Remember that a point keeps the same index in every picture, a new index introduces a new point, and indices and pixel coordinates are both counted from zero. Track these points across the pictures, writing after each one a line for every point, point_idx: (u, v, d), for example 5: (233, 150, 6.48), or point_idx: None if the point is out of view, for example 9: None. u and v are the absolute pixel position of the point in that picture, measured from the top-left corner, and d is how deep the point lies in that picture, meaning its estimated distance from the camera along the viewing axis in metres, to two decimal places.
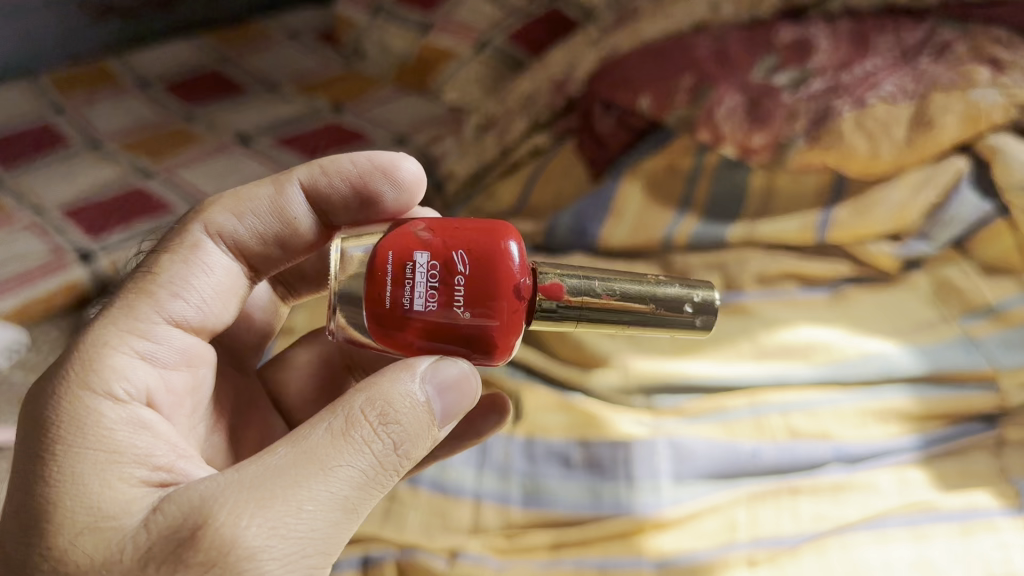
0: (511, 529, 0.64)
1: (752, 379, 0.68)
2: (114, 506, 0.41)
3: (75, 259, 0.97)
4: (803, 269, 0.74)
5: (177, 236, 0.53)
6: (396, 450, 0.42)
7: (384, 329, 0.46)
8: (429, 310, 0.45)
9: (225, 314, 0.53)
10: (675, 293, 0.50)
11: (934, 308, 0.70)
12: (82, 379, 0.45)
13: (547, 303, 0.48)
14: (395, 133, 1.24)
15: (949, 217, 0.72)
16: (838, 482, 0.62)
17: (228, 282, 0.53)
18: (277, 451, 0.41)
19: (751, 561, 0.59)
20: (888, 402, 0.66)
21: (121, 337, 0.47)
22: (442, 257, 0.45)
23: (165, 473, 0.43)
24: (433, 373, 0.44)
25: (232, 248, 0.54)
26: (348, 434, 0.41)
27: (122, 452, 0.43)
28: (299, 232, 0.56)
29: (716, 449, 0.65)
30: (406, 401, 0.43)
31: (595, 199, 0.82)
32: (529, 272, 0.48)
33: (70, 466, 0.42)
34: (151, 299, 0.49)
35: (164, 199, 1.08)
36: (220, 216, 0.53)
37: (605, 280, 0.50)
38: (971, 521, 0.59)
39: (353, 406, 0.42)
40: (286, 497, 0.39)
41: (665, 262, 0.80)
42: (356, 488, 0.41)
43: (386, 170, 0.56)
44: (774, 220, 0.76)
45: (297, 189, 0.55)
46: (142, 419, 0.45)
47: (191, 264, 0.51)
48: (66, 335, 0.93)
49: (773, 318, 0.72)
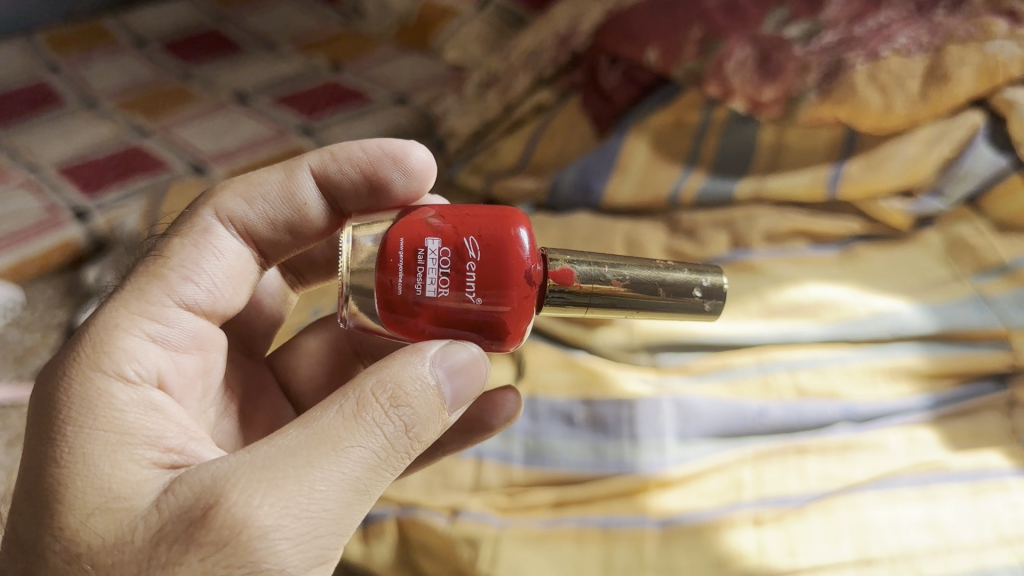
0: (513, 488, 0.63)
1: (761, 337, 0.67)
2: (125, 487, 0.39)
3: (70, 218, 0.96)
4: (812, 227, 0.73)
5: (187, 220, 0.51)
6: (407, 433, 0.41)
7: (394, 315, 0.45)
8: (440, 297, 0.44)
9: (236, 300, 0.52)
10: (684, 277, 0.48)
11: (945, 266, 0.69)
12: (92, 360, 0.43)
13: (557, 289, 0.47)
14: (396, 92, 1.22)
15: (964, 172, 0.69)
16: (846, 442, 0.61)
17: (239, 267, 0.52)
18: (288, 432, 0.39)
19: (757, 520, 0.58)
20: (897, 360, 0.65)
21: (132, 318, 0.46)
22: (454, 244, 0.44)
23: (177, 455, 0.41)
24: (444, 357, 0.43)
25: (242, 233, 0.52)
26: (360, 415, 0.40)
27: (133, 434, 0.41)
28: (307, 218, 0.54)
29: (721, 408, 0.64)
30: (417, 383, 0.41)
31: (600, 156, 0.81)
32: (540, 259, 0.47)
33: (80, 448, 0.40)
34: (162, 281, 0.48)
35: (161, 158, 1.06)
36: (231, 201, 0.52)
37: (614, 265, 0.48)
38: (982, 481, 0.58)
39: (364, 388, 0.40)
40: (299, 477, 0.38)
41: (671, 219, 0.78)
42: (367, 470, 0.40)
43: (397, 158, 0.54)
44: (783, 175, 0.74)
45: (307, 175, 0.53)
46: (154, 401, 0.44)
47: (201, 247, 0.50)
48: (62, 296, 0.92)
49: (782, 276, 0.71)
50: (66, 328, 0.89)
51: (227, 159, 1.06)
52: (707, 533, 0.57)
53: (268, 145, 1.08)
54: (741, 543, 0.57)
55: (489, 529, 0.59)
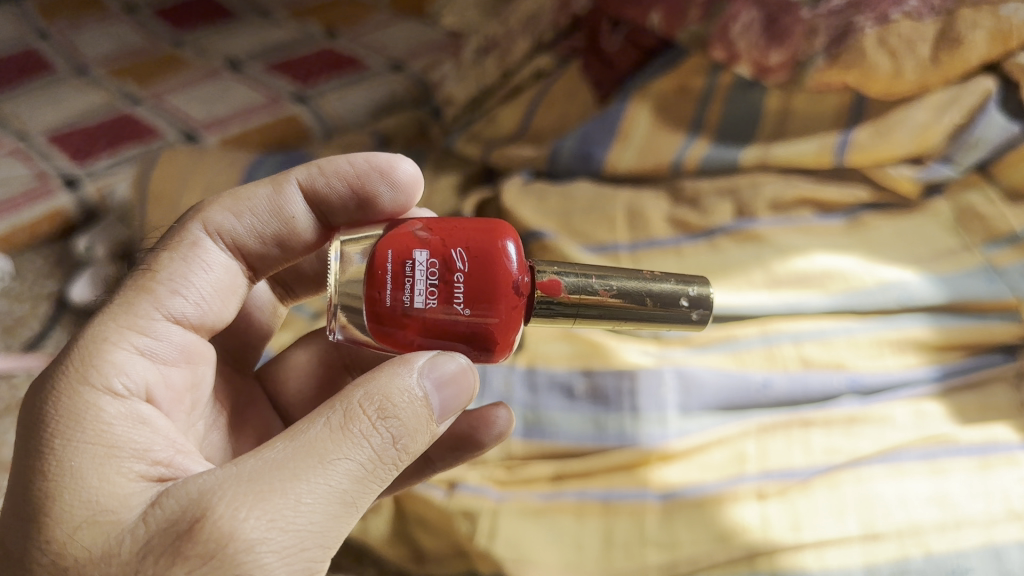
0: (512, 461, 0.62)
1: (765, 307, 0.66)
2: (112, 500, 0.38)
3: (60, 185, 0.94)
4: (819, 195, 0.71)
5: (174, 235, 0.49)
6: (395, 444, 0.39)
7: (382, 328, 0.43)
8: (428, 308, 0.43)
9: (225, 313, 0.50)
10: (670, 287, 0.47)
11: (954, 235, 0.67)
12: (80, 373, 0.41)
13: (545, 300, 0.46)
14: (392, 58, 1.20)
15: (975, 139, 0.67)
16: (852, 415, 0.60)
17: (228, 280, 0.49)
18: (275, 445, 0.38)
19: (761, 494, 0.57)
20: (904, 331, 0.63)
21: (120, 332, 0.44)
22: (441, 255, 0.42)
23: (164, 468, 0.40)
24: (431, 367, 0.41)
25: (230, 247, 0.50)
26: (348, 427, 0.38)
27: (121, 446, 0.40)
28: (296, 232, 0.52)
29: (723, 380, 0.62)
30: (405, 395, 0.40)
31: (600, 122, 0.79)
32: (528, 270, 0.46)
33: (67, 461, 0.39)
34: (151, 295, 0.46)
35: (152, 125, 1.04)
36: (219, 215, 0.49)
37: (602, 276, 0.47)
38: (991, 455, 0.57)
39: (351, 400, 0.39)
40: (284, 490, 0.36)
41: (673, 187, 0.76)
42: (354, 481, 0.38)
43: (383, 171, 0.52)
44: (789, 142, 0.72)
45: (296, 190, 0.51)
46: (142, 414, 0.42)
47: (189, 262, 0.47)
48: (51, 265, 0.92)
49: (787, 246, 0.69)
50: (57, 298, 0.89)
51: (220, 127, 1.04)
52: (710, 506, 0.56)
53: (261, 113, 1.06)
54: (743, 516, 0.56)
55: (487, 502, 0.59)
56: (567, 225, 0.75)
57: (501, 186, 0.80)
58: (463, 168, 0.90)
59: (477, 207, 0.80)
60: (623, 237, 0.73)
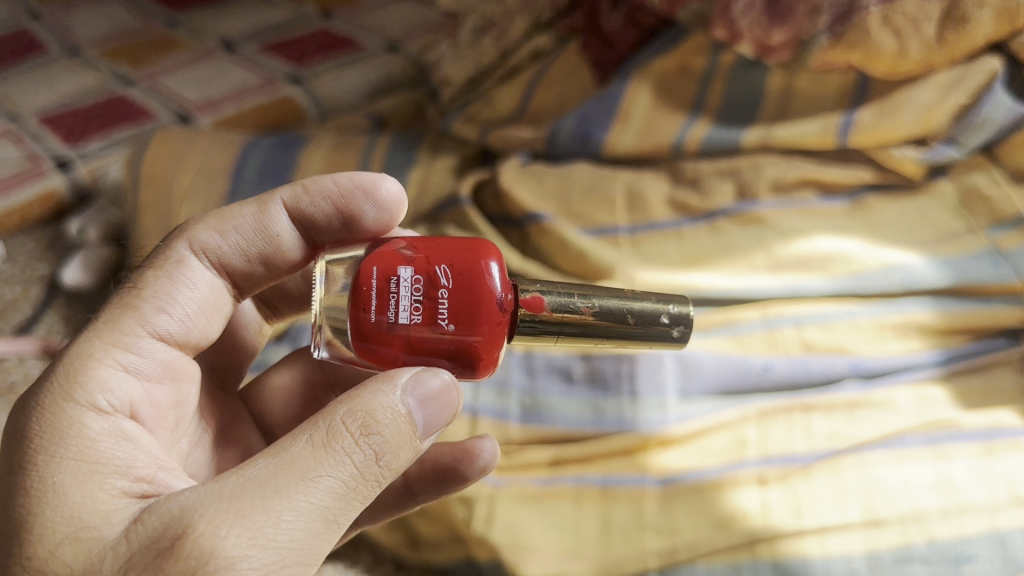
0: (510, 446, 0.61)
1: (767, 290, 0.65)
2: (94, 517, 0.37)
3: (52, 167, 0.93)
4: (821, 176, 0.70)
5: (159, 253, 0.48)
6: (378, 461, 0.39)
7: (366, 344, 0.43)
8: (412, 324, 0.42)
9: (210, 330, 0.49)
10: (650, 306, 0.46)
11: (959, 218, 0.66)
12: (65, 390, 0.41)
13: (528, 318, 0.45)
14: (388, 40, 1.18)
15: (981, 119, 0.66)
16: (854, 399, 0.59)
17: (213, 298, 0.49)
18: (257, 462, 0.37)
19: (762, 479, 0.56)
20: (908, 315, 0.62)
21: (106, 349, 0.43)
22: (426, 271, 0.42)
23: (147, 484, 0.40)
24: (415, 384, 0.40)
25: (216, 265, 0.49)
26: (330, 444, 0.38)
27: (104, 462, 0.40)
28: (281, 251, 0.51)
29: (724, 364, 0.61)
30: (388, 412, 0.39)
31: (600, 102, 0.77)
32: (511, 288, 0.45)
33: (49, 477, 0.38)
34: (135, 313, 0.45)
35: (145, 107, 1.02)
36: (204, 233, 0.48)
37: (584, 294, 0.46)
38: (995, 441, 0.56)
39: (334, 416, 0.38)
40: (265, 507, 0.36)
41: (674, 169, 0.75)
42: (336, 499, 0.38)
43: (367, 190, 0.50)
44: (792, 123, 0.71)
45: (280, 210, 0.50)
46: (126, 431, 0.42)
47: (174, 280, 0.47)
48: (42, 249, 0.90)
49: (789, 228, 0.68)
50: (49, 281, 0.87)
51: (214, 108, 1.02)
52: (710, 492, 0.56)
53: (255, 94, 1.04)
54: (743, 502, 0.55)
55: (484, 487, 0.58)
56: (565, 208, 0.74)
57: (499, 167, 0.79)
58: (460, 151, 0.88)
59: (474, 188, 0.79)
60: (622, 220, 0.72)
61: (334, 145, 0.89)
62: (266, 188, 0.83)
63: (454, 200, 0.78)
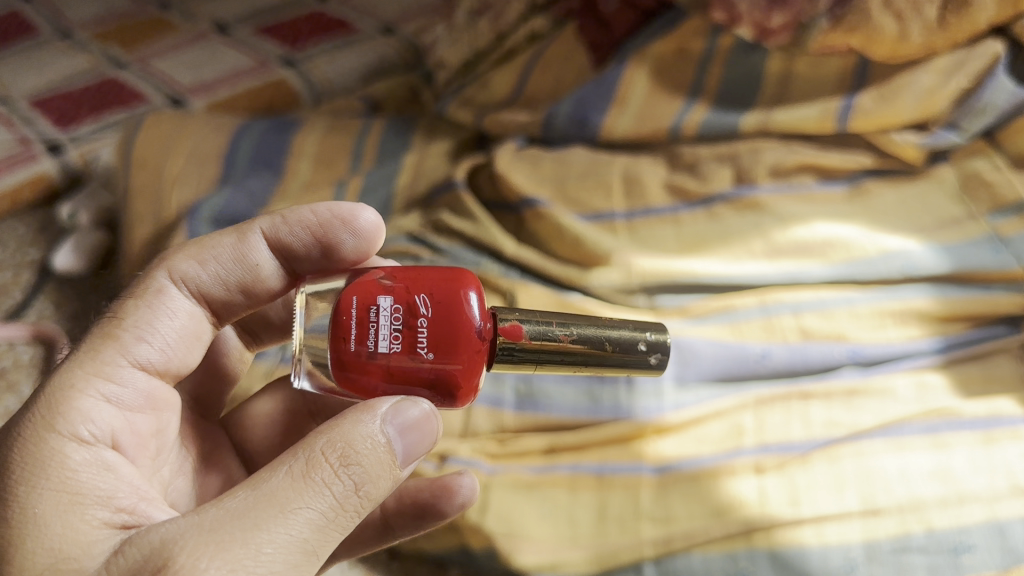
0: (503, 434, 0.60)
1: (765, 277, 0.64)
2: (75, 547, 0.37)
3: (43, 150, 0.91)
4: (821, 161, 0.69)
5: (139, 282, 0.48)
6: (357, 491, 0.38)
7: (345, 373, 0.42)
8: (392, 353, 0.41)
9: (190, 358, 0.48)
10: (628, 333, 0.46)
11: (959, 204, 0.65)
12: (46, 419, 0.41)
13: (507, 346, 0.44)
14: (383, 22, 1.17)
15: (982, 104, 0.66)
16: (852, 387, 0.59)
17: (193, 327, 0.48)
18: (236, 494, 0.37)
19: (758, 468, 0.55)
20: (908, 302, 0.62)
21: (87, 379, 0.43)
22: (405, 300, 0.42)
23: (128, 515, 0.39)
24: (394, 413, 0.40)
25: (195, 294, 0.48)
26: (309, 475, 0.37)
27: (85, 493, 0.39)
28: (260, 279, 0.51)
29: (721, 351, 0.61)
30: (367, 442, 0.38)
31: (596, 86, 0.76)
32: (489, 317, 0.44)
33: (31, 507, 0.38)
34: (116, 342, 0.44)
35: (137, 90, 1.00)
36: (184, 262, 0.48)
37: (562, 322, 0.46)
38: (995, 429, 0.55)
39: (314, 447, 0.38)
40: (245, 539, 0.35)
41: (671, 153, 0.74)
42: (316, 530, 0.37)
43: (344, 219, 0.50)
44: (791, 107, 0.70)
45: (260, 239, 0.50)
46: (107, 461, 0.41)
47: (154, 308, 0.46)
48: (33, 234, 0.89)
49: (788, 214, 0.67)
50: (40, 266, 0.86)
51: (206, 91, 1.01)
52: (705, 480, 0.55)
53: (249, 77, 1.03)
54: (740, 490, 0.54)
55: (479, 475, 0.58)
56: (561, 192, 0.73)
57: (494, 151, 0.77)
58: (455, 135, 0.87)
59: (469, 173, 0.78)
60: (619, 205, 0.71)
61: (327, 130, 0.88)
62: (258, 173, 0.83)
63: (449, 185, 0.77)
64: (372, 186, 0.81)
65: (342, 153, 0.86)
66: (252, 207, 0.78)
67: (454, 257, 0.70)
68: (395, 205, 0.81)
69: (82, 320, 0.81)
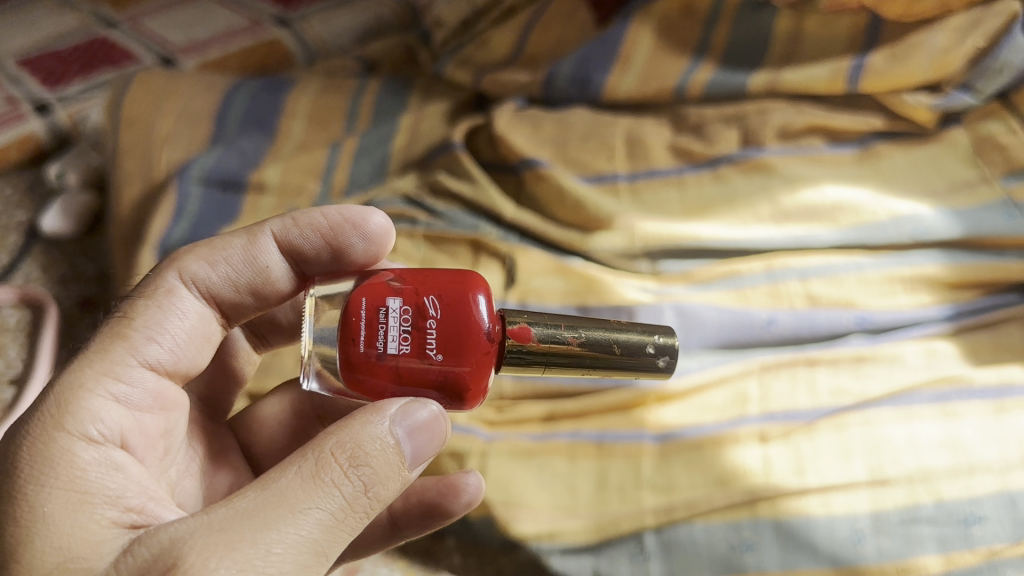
0: (502, 400, 0.59)
1: (772, 241, 0.62)
2: (84, 546, 0.35)
3: (30, 110, 0.89)
4: (831, 123, 0.67)
5: (147, 281, 0.45)
6: (366, 492, 0.36)
7: (354, 375, 0.40)
8: (401, 355, 0.39)
9: (199, 360, 0.46)
10: (636, 335, 0.43)
11: (972, 167, 0.63)
12: (55, 417, 0.38)
13: (515, 349, 0.42)
14: None
15: (1000, 64, 0.63)
16: (859, 354, 0.57)
17: (203, 328, 0.45)
18: (245, 494, 0.35)
19: (762, 436, 0.54)
20: (918, 268, 0.60)
21: (97, 378, 0.40)
22: (414, 302, 0.39)
23: (137, 515, 0.37)
24: (403, 414, 0.38)
25: (205, 295, 0.46)
26: (319, 476, 0.35)
27: (93, 492, 0.37)
28: (270, 281, 0.48)
29: (726, 317, 0.59)
30: (376, 443, 0.37)
31: (599, 44, 0.73)
32: (498, 319, 0.42)
33: (39, 506, 0.35)
34: (126, 341, 0.42)
35: (128, 49, 0.97)
36: (194, 263, 0.45)
37: (570, 324, 0.43)
38: (1007, 399, 0.54)
39: (323, 448, 0.36)
40: (256, 539, 0.33)
41: (676, 115, 0.71)
42: (326, 531, 0.35)
43: (356, 223, 0.48)
44: (801, 67, 0.68)
45: (270, 241, 0.47)
46: (116, 460, 0.39)
47: (164, 308, 0.44)
48: (20, 194, 0.87)
49: (796, 176, 0.65)
50: (28, 228, 0.84)
51: (198, 51, 0.98)
52: (709, 448, 0.54)
53: (242, 37, 1.00)
54: (744, 459, 0.53)
55: (477, 442, 0.56)
56: (562, 154, 0.71)
57: (493, 112, 0.75)
58: (452, 95, 0.85)
59: (467, 135, 0.76)
60: (622, 167, 0.69)
61: (321, 90, 0.85)
62: (251, 134, 0.80)
63: (447, 146, 0.74)
64: (368, 148, 0.79)
65: (337, 113, 0.83)
66: (243, 166, 0.76)
67: (451, 220, 0.68)
68: (392, 167, 0.79)
69: (70, 283, 0.79)
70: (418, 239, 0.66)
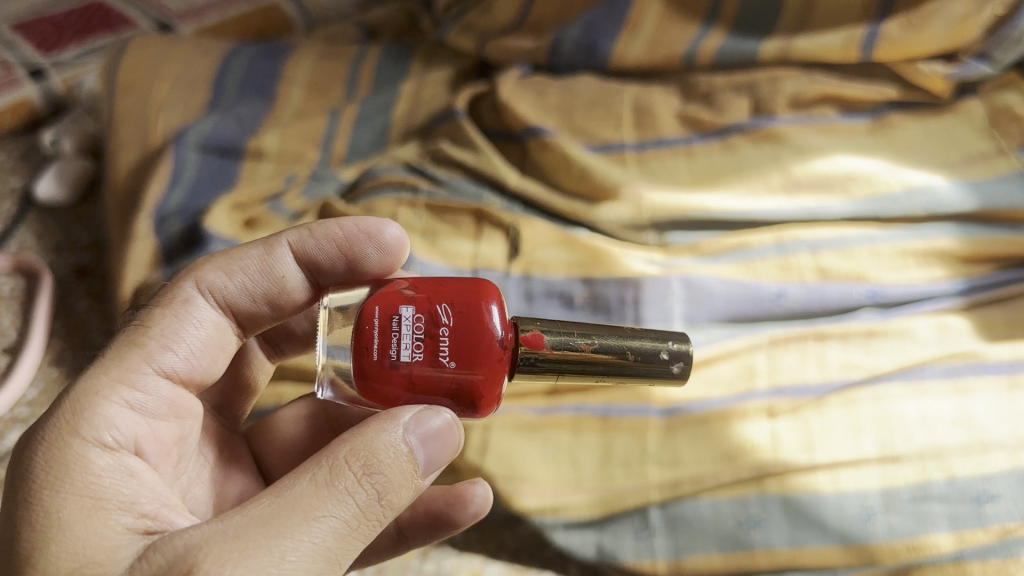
0: None
1: (783, 214, 0.61)
2: (99, 551, 0.33)
3: (25, 76, 0.86)
4: (844, 91, 0.65)
5: (163, 291, 0.44)
6: (380, 500, 0.35)
7: (367, 383, 0.39)
8: (415, 362, 0.38)
9: (214, 368, 0.44)
10: (650, 342, 0.42)
11: (987, 139, 0.62)
12: (70, 424, 0.37)
13: (528, 357, 0.41)
14: None
15: (1017, 32, 0.62)
16: (870, 328, 0.56)
17: (218, 337, 0.44)
18: (259, 501, 0.34)
19: (771, 412, 0.53)
20: (931, 241, 0.59)
21: (111, 385, 0.39)
22: (427, 310, 0.39)
23: (151, 521, 0.36)
24: (417, 422, 0.37)
25: (222, 305, 0.44)
26: (333, 484, 0.34)
27: (108, 499, 0.36)
28: (286, 291, 0.47)
29: (734, 290, 0.58)
30: (389, 451, 0.36)
31: (608, 9, 0.71)
32: (511, 327, 0.41)
33: (54, 511, 0.34)
34: (142, 350, 0.40)
35: (124, 14, 0.93)
36: (211, 272, 0.44)
37: (583, 331, 0.42)
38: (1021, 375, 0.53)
39: (337, 455, 0.35)
40: (269, 546, 0.32)
41: (685, 83, 0.70)
42: (339, 539, 0.34)
43: (371, 233, 0.47)
44: (814, 33, 0.66)
45: (286, 252, 0.46)
46: (130, 467, 0.38)
47: (180, 317, 0.42)
48: (15, 160, 0.85)
49: (806, 146, 0.64)
50: (22, 195, 0.82)
51: (196, 18, 0.95)
52: (716, 423, 0.53)
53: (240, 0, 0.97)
54: (752, 434, 0.52)
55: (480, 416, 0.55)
56: (568, 122, 0.69)
57: (498, 79, 0.73)
58: (455, 62, 0.83)
59: (470, 103, 0.74)
60: (629, 136, 0.67)
61: (321, 56, 0.83)
62: (249, 99, 0.79)
63: (450, 114, 0.73)
64: (368, 116, 0.78)
65: (337, 80, 0.82)
66: (241, 132, 0.75)
67: (454, 189, 0.66)
68: (393, 135, 0.77)
69: (66, 252, 0.78)
70: (420, 208, 0.65)
